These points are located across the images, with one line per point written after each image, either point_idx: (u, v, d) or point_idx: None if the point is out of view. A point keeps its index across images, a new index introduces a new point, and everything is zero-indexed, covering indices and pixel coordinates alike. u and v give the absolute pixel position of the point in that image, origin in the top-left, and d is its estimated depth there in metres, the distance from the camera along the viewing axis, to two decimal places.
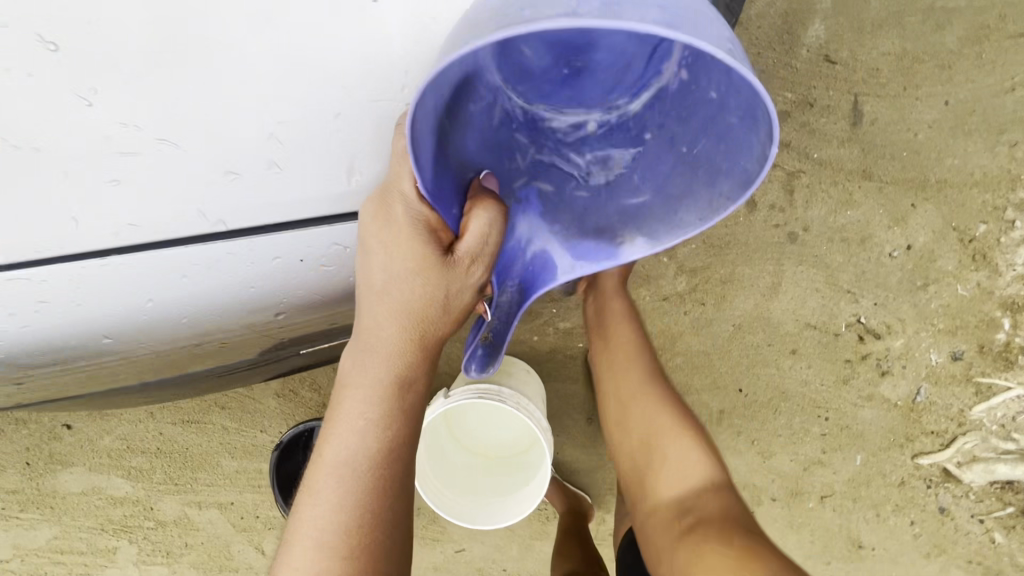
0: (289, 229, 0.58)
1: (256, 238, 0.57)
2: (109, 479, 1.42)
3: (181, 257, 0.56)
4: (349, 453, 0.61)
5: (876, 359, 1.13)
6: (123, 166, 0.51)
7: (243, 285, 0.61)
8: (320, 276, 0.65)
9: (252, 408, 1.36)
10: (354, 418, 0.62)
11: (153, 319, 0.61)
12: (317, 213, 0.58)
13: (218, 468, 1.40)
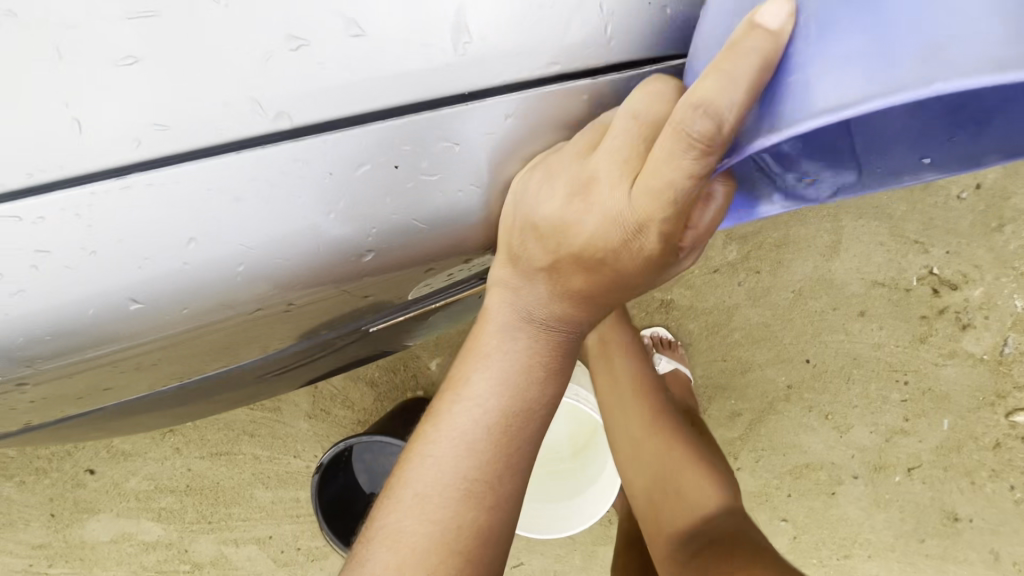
0: (368, 125, 0.37)
1: (327, 139, 0.36)
2: (140, 523, 1.35)
3: (209, 176, 0.36)
4: (488, 428, 0.48)
5: (955, 312, 1.04)
6: (143, 36, 0.34)
7: (304, 234, 0.38)
8: (405, 213, 0.40)
9: (282, 433, 1.27)
10: (509, 391, 0.49)
11: (157, 305, 0.38)
12: (406, 99, 0.37)
13: (252, 501, 1.31)
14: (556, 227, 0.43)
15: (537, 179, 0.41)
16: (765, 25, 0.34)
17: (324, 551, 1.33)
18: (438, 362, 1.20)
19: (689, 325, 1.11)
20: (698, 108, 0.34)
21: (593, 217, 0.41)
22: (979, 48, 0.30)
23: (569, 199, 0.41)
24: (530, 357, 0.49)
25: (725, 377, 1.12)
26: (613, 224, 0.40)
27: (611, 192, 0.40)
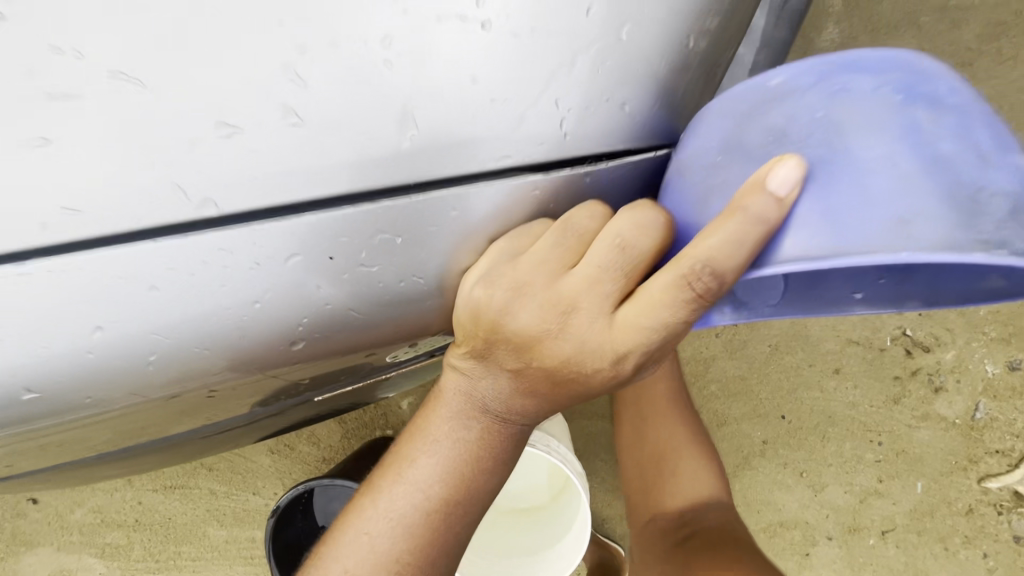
0: (306, 216, 0.37)
1: (262, 228, 0.37)
2: (81, 560, 1.27)
3: (137, 259, 0.36)
4: (424, 514, 0.52)
5: (927, 375, 1.04)
6: (63, 120, 0.33)
7: (237, 311, 0.40)
8: (346, 295, 0.42)
9: (242, 468, 1.22)
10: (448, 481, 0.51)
11: (96, 380, 0.40)
12: (342, 191, 0.37)
13: (205, 539, 1.24)
14: (523, 338, 0.46)
15: (501, 295, 0.44)
16: (773, 184, 0.38)
17: None
18: (410, 400, 1.17)
19: None
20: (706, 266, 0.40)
21: (568, 341, 0.45)
22: (941, 233, 0.34)
23: (542, 317, 0.45)
24: (473, 452, 0.51)
25: None
26: (590, 349, 0.45)
27: (591, 312, 0.44)
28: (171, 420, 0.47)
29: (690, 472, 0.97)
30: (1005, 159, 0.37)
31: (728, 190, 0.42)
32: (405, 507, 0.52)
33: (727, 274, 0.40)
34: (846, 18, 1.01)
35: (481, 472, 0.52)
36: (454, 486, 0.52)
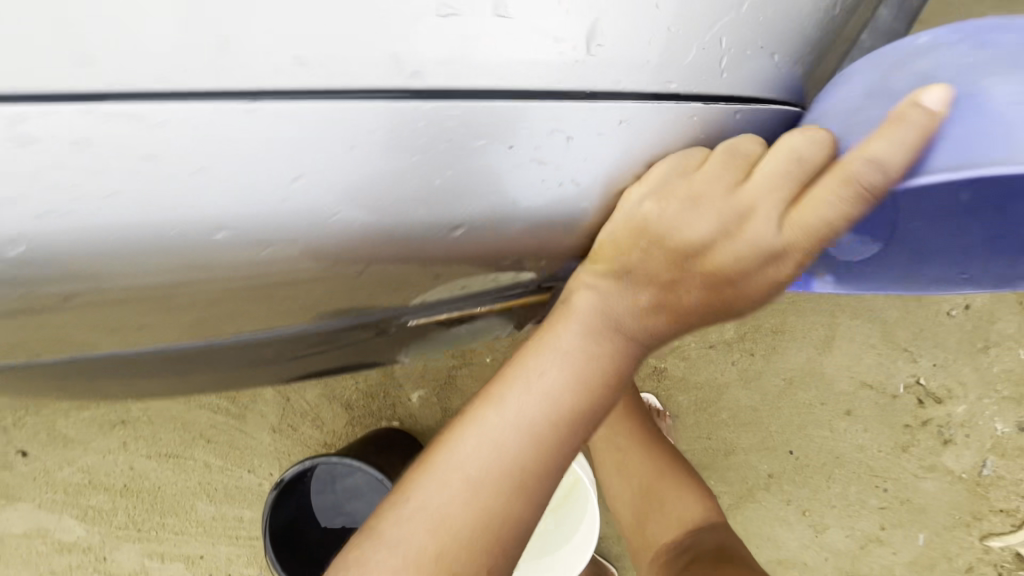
0: (489, 104, 0.38)
1: (441, 109, 0.38)
2: (61, 521, 1.24)
3: (302, 125, 0.36)
4: (529, 432, 0.49)
5: (937, 426, 1.05)
6: None
7: (341, 213, 0.38)
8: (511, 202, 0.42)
9: (240, 443, 1.20)
10: (555, 395, 0.50)
11: (199, 282, 0.39)
12: (523, 85, 0.39)
13: (192, 513, 1.22)
14: (689, 246, 0.47)
15: (673, 209, 0.45)
16: (926, 104, 0.41)
17: None
18: (420, 394, 1.17)
19: (677, 398, 1.10)
20: (860, 173, 0.43)
21: (739, 245, 0.47)
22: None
23: (710, 223, 0.46)
24: (591, 367, 0.51)
25: (706, 457, 1.10)
26: (743, 262, 0.47)
27: (768, 216, 0.46)
28: (232, 347, 0.48)
29: (677, 503, 0.91)
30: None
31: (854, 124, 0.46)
32: (468, 502, 0.49)
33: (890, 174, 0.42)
34: None
35: (594, 392, 0.51)
36: (536, 453, 0.50)
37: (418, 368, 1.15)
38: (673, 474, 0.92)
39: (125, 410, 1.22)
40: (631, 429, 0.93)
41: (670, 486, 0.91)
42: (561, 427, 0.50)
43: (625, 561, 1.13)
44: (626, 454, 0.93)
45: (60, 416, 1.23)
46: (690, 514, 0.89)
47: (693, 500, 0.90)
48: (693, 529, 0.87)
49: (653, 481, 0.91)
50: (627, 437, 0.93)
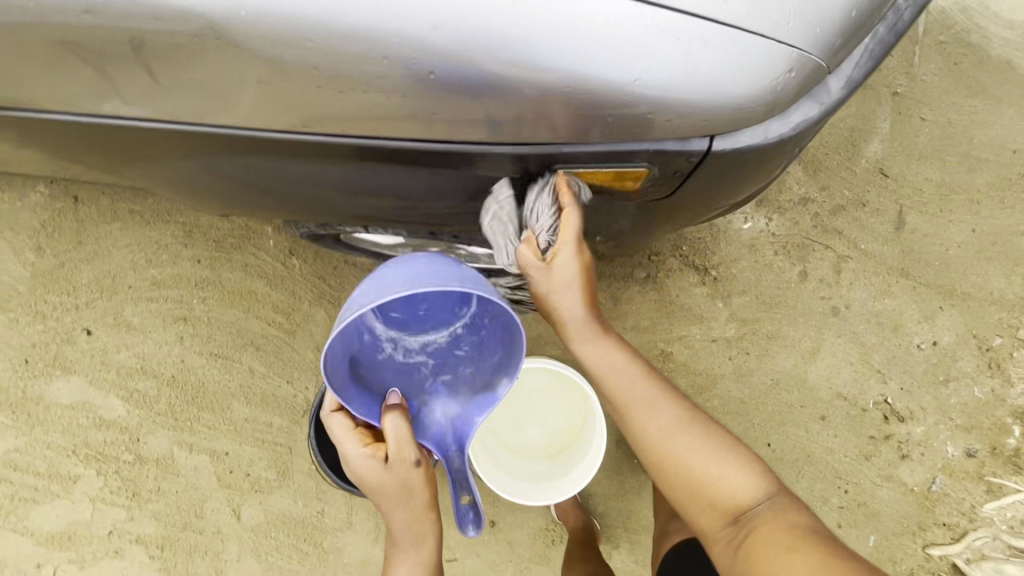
0: (672, 18, 0.45)
1: (636, 12, 0.45)
2: (106, 399, 1.36)
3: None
4: (405, 552, 0.73)
5: (898, 441, 1.21)
6: None
7: (419, 54, 0.47)
8: (647, 111, 0.48)
9: (286, 355, 1.34)
10: (401, 533, 0.73)
11: (417, 103, 0.50)
12: (701, 10, 0.45)
13: (227, 412, 1.34)
14: (359, 472, 0.72)
15: (355, 462, 0.72)
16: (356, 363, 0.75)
17: (271, 486, 1.33)
18: None
19: (677, 381, 1.26)
20: (353, 466, 0.73)
21: (361, 458, 0.72)
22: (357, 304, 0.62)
23: (360, 468, 0.72)
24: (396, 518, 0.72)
25: None
26: (367, 471, 0.72)
27: (360, 451, 0.72)
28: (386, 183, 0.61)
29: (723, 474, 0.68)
30: (420, 267, 0.63)
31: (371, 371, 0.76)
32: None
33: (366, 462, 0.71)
34: (889, 139, 1.27)
35: (410, 516, 0.72)
36: (417, 548, 0.73)
37: None
38: (682, 423, 0.71)
39: (189, 309, 1.37)
40: (621, 378, 0.72)
41: (688, 443, 0.69)
42: (410, 534, 0.73)
43: (607, 520, 1.25)
44: (630, 410, 0.72)
45: (129, 305, 1.38)
46: (722, 478, 0.68)
47: (721, 452, 0.69)
48: (725, 494, 0.67)
49: (669, 442, 0.69)
50: (625, 386, 0.72)
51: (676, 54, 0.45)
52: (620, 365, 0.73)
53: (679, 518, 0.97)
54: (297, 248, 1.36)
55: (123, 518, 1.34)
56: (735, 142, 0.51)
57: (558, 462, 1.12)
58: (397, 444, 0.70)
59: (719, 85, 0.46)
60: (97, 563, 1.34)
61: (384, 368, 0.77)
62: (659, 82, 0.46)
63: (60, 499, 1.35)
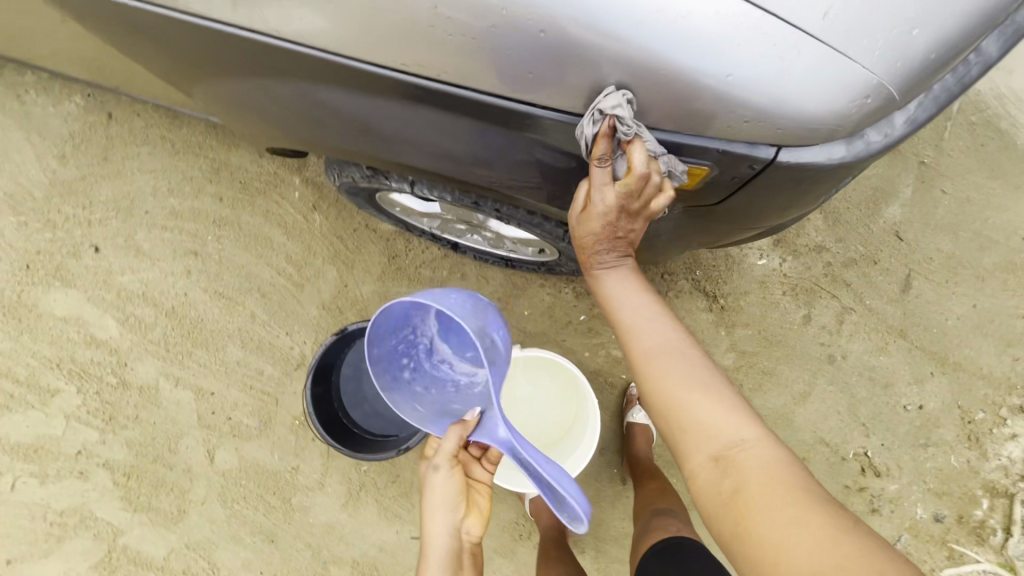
0: (776, 23, 0.47)
1: (742, 12, 0.47)
2: (101, 318, 1.35)
3: None
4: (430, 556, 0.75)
5: (870, 495, 1.24)
6: None
7: (533, 14, 0.49)
8: (734, 108, 0.50)
9: (290, 307, 1.34)
10: (432, 536, 0.76)
11: (518, 59, 0.52)
12: (802, 21, 0.47)
13: (220, 353, 1.34)
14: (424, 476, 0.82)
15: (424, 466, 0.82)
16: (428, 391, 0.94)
17: (249, 434, 1.31)
18: None
19: None
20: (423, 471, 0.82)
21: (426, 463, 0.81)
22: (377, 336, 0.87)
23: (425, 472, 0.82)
24: (430, 522, 0.77)
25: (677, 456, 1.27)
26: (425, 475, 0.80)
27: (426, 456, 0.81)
28: (455, 135, 0.63)
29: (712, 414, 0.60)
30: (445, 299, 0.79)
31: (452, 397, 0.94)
32: None
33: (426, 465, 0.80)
34: (909, 204, 1.32)
35: (437, 520, 0.76)
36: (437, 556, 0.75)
37: None
38: (690, 375, 0.62)
39: (201, 244, 1.37)
40: (636, 334, 0.68)
41: (688, 396, 0.61)
42: (436, 539, 0.76)
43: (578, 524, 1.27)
44: (638, 365, 0.66)
45: (142, 229, 1.37)
46: (727, 436, 0.58)
47: (731, 406, 0.60)
48: (726, 454, 0.57)
49: (673, 398, 0.61)
50: (641, 341, 0.67)
51: (771, 59, 0.48)
52: (641, 320, 0.68)
53: (660, 521, 0.99)
54: (320, 205, 1.36)
55: (94, 440, 1.32)
56: (798, 156, 0.54)
57: (563, 442, 1.16)
58: (441, 451, 0.77)
59: (802, 97, 0.49)
60: (59, 480, 1.31)
61: (469, 396, 0.91)
62: (749, 81, 0.49)
63: (34, 410, 1.33)
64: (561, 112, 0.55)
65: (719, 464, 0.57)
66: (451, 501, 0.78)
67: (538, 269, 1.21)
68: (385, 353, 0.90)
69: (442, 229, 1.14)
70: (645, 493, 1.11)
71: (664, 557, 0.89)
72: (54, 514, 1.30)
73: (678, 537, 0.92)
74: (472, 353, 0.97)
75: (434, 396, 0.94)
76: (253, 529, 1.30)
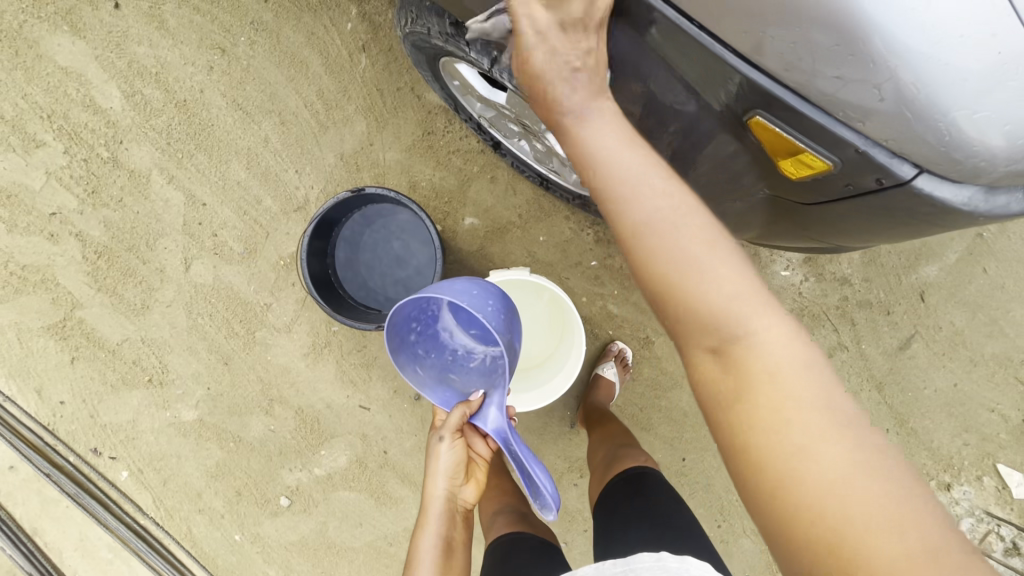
0: (993, 41, 0.43)
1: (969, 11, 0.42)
2: (105, 84, 1.23)
3: None
4: (432, 518, 0.82)
5: None
6: None
7: None
8: (906, 113, 0.45)
9: (306, 145, 1.26)
10: (433, 503, 0.84)
11: None
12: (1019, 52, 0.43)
13: (222, 166, 1.26)
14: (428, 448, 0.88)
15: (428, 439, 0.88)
16: (430, 361, 1.03)
17: (231, 257, 1.27)
18: (472, 221, 1.27)
19: (642, 366, 1.30)
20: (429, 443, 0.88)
21: (431, 436, 0.87)
22: (397, 311, 0.93)
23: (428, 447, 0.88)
24: (431, 487, 0.84)
25: (628, 419, 1.31)
26: (430, 448, 0.87)
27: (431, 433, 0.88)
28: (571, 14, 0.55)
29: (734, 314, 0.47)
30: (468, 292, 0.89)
31: (456, 367, 1.04)
32: (427, 553, 0.79)
33: (433, 438, 0.86)
34: (946, 270, 1.29)
35: (436, 486, 0.84)
36: (438, 520, 0.82)
37: (488, 204, 1.27)
38: (726, 275, 0.48)
39: (232, 43, 1.24)
40: (675, 218, 0.49)
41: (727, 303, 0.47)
42: (437, 504, 0.83)
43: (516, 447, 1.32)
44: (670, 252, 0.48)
45: (171, 2, 1.23)
46: (742, 324, 0.46)
47: (742, 283, 0.48)
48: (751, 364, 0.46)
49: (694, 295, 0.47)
50: (638, 207, 0.50)
51: (981, 61, 0.43)
52: (660, 203, 0.50)
53: (624, 454, 1.03)
54: (370, 47, 1.23)
55: (72, 207, 1.26)
56: (934, 189, 0.50)
57: (535, 371, 1.16)
58: (452, 423, 0.86)
59: (991, 130, 0.45)
60: (27, 234, 1.26)
61: (473, 371, 1.02)
62: (949, 83, 0.43)
63: (15, 155, 1.25)
64: (722, 44, 0.49)
65: (737, 371, 0.46)
66: (450, 470, 0.85)
67: (571, 199, 1.16)
68: (401, 320, 0.96)
69: (492, 121, 1.06)
70: (610, 429, 1.14)
71: (632, 487, 0.94)
72: (17, 266, 1.27)
73: (644, 468, 0.97)
74: (473, 327, 1.08)
75: (440, 368, 1.03)
76: (210, 347, 1.30)
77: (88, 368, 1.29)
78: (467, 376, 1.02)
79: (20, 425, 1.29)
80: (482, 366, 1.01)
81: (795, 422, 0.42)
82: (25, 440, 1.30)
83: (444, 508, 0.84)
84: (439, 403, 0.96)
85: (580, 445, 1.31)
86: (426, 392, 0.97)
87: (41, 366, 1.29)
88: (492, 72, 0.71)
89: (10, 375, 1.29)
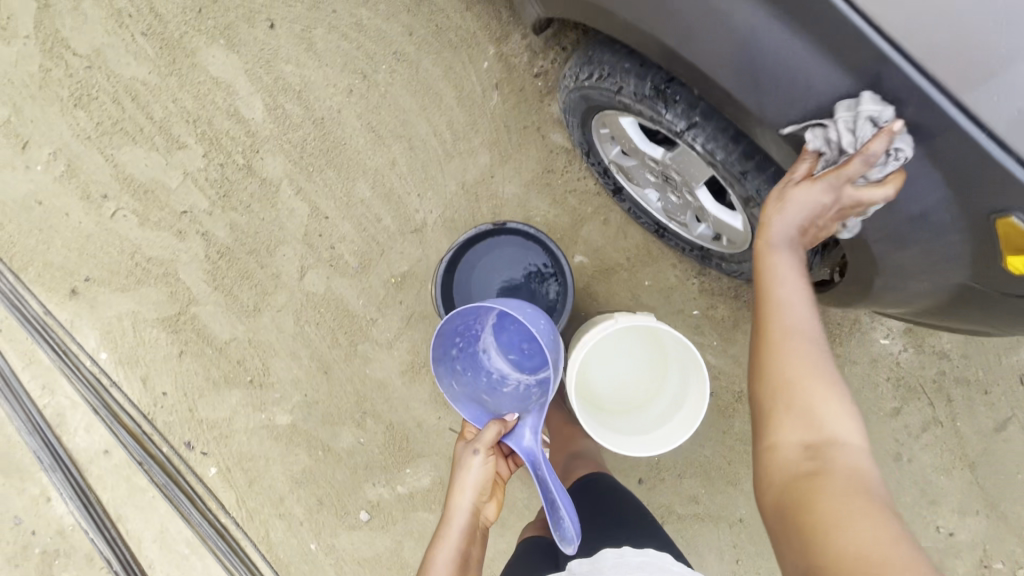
0: None
1: None
2: (250, 96, 1.31)
3: None
4: (452, 532, 0.83)
5: None
6: None
7: None
8: None
9: (431, 171, 1.31)
10: (457, 514, 0.84)
11: None
12: None
13: (348, 182, 1.31)
14: (456, 461, 0.88)
15: (460, 449, 0.89)
16: (463, 377, 1.02)
17: (345, 270, 1.31)
18: (581, 260, 1.31)
19: (734, 420, 1.31)
20: (460, 456, 0.88)
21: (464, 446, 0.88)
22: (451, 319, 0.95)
23: (458, 457, 0.88)
24: (456, 499, 0.85)
25: (714, 472, 1.31)
26: (461, 458, 0.87)
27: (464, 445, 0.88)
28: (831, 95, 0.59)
29: (825, 405, 0.58)
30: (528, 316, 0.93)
31: (490, 386, 1.05)
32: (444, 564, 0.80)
33: (467, 450, 0.87)
34: None
35: (461, 496, 0.85)
36: (458, 533, 0.83)
37: (599, 245, 1.30)
38: (826, 367, 0.60)
39: (372, 70, 1.31)
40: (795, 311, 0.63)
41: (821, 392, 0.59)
42: (459, 518, 0.84)
43: None
44: (774, 329, 0.63)
45: (321, 26, 1.31)
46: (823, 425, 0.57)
47: (832, 396, 0.59)
48: (821, 446, 0.56)
49: (791, 368, 0.60)
50: (791, 312, 0.63)
51: None
52: (793, 308, 0.64)
53: None
54: (503, 85, 1.30)
55: (202, 207, 1.32)
56: None
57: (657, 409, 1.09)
58: (487, 438, 0.86)
59: None
60: (156, 229, 1.32)
61: (507, 395, 1.03)
62: None
63: (157, 153, 1.31)
64: (981, 129, 0.56)
65: (807, 451, 0.57)
66: (478, 485, 0.86)
67: (685, 249, 1.20)
68: (449, 329, 0.97)
69: (626, 171, 1.11)
70: None
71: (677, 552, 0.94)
72: (141, 258, 1.32)
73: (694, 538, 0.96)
74: (511, 355, 1.11)
75: (474, 388, 1.02)
76: (313, 355, 1.33)
77: (194, 362, 1.33)
78: (501, 397, 1.02)
79: (121, 411, 1.33)
80: (518, 391, 1.04)
81: (831, 495, 0.51)
82: (124, 426, 1.33)
83: (467, 522, 0.85)
84: (472, 420, 0.95)
85: (664, 492, 1.31)
86: (460, 407, 0.96)
87: (150, 356, 1.33)
88: (684, 135, 0.76)
89: (118, 361, 1.33)
